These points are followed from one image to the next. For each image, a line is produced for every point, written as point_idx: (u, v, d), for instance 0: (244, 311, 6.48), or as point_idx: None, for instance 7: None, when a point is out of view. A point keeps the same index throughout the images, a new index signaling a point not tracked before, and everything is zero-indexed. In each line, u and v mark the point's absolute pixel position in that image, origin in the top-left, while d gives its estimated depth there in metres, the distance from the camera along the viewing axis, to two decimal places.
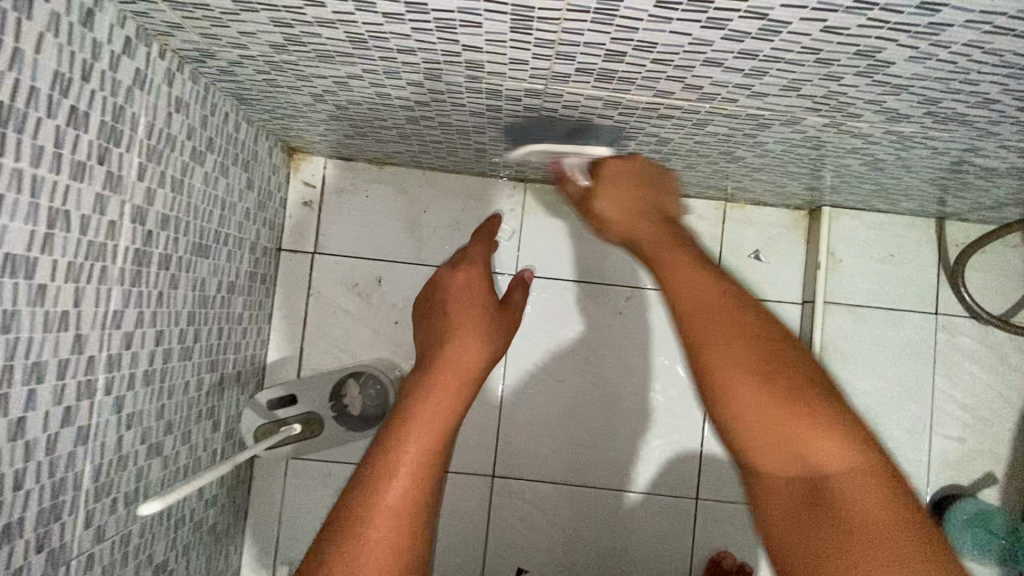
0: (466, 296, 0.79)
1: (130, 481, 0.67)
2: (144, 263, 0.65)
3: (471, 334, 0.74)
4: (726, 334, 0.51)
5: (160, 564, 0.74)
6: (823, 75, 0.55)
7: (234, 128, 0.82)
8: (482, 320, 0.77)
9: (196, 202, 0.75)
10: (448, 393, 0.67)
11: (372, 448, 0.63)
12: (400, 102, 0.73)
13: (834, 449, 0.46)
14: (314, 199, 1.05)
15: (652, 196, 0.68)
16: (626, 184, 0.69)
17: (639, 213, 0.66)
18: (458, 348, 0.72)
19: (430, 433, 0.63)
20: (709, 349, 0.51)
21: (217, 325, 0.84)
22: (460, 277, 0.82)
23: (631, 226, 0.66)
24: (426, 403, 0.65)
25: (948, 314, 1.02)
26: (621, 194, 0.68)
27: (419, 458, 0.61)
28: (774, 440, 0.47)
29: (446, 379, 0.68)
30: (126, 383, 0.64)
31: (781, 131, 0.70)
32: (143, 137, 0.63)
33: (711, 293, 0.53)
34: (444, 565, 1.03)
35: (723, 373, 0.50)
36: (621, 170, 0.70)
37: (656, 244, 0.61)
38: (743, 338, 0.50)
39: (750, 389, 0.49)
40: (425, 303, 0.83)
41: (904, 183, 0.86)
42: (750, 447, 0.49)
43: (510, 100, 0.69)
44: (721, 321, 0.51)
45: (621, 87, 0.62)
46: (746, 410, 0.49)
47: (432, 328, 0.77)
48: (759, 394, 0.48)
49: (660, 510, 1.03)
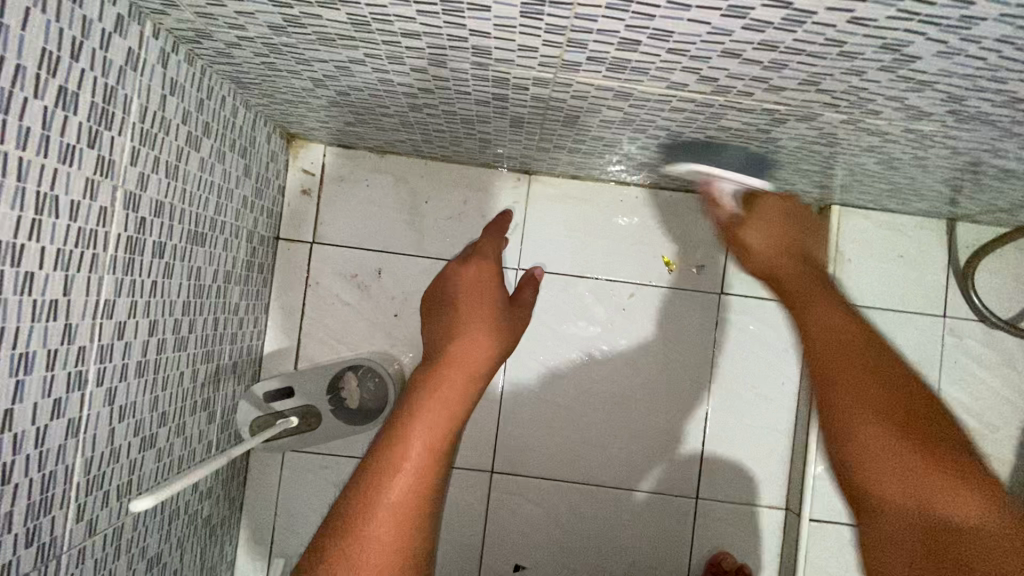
0: (475, 291, 0.77)
1: (123, 473, 0.65)
2: (136, 251, 0.63)
3: (479, 330, 0.73)
4: (855, 382, 0.58)
5: (153, 557, 0.73)
6: (845, 69, 0.53)
7: (231, 112, 0.80)
8: (490, 316, 0.75)
9: (192, 188, 0.73)
10: (456, 388, 0.67)
11: (376, 444, 0.63)
12: (403, 88, 0.71)
13: (959, 495, 0.50)
14: (314, 187, 1.03)
15: (801, 235, 0.74)
16: (776, 219, 0.74)
17: (783, 252, 0.71)
18: (466, 343, 0.71)
19: (439, 428, 0.63)
20: (841, 394, 0.59)
21: (213, 315, 0.82)
22: (470, 271, 0.80)
23: (778, 264, 0.71)
24: (435, 397, 0.65)
25: (955, 317, 1.01)
26: (765, 228, 0.73)
27: (424, 452, 0.62)
28: (897, 480, 0.53)
29: (454, 374, 0.68)
30: (119, 374, 0.63)
31: (795, 126, 0.68)
32: (136, 120, 0.61)
33: (861, 341, 0.61)
34: (440, 560, 1.02)
35: (851, 415, 0.57)
36: (774, 206, 0.75)
37: (800, 287, 0.68)
38: (868, 383, 0.58)
39: (875, 431, 0.56)
40: (433, 298, 0.81)
41: (917, 183, 0.84)
42: (865, 485, 0.55)
43: (518, 89, 0.66)
44: (876, 367, 0.59)
45: (633, 78, 0.59)
46: (863, 447, 0.56)
47: (440, 322, 0.76)
48: (887, 440, 0.55)
49: (660, 509, 1.02)
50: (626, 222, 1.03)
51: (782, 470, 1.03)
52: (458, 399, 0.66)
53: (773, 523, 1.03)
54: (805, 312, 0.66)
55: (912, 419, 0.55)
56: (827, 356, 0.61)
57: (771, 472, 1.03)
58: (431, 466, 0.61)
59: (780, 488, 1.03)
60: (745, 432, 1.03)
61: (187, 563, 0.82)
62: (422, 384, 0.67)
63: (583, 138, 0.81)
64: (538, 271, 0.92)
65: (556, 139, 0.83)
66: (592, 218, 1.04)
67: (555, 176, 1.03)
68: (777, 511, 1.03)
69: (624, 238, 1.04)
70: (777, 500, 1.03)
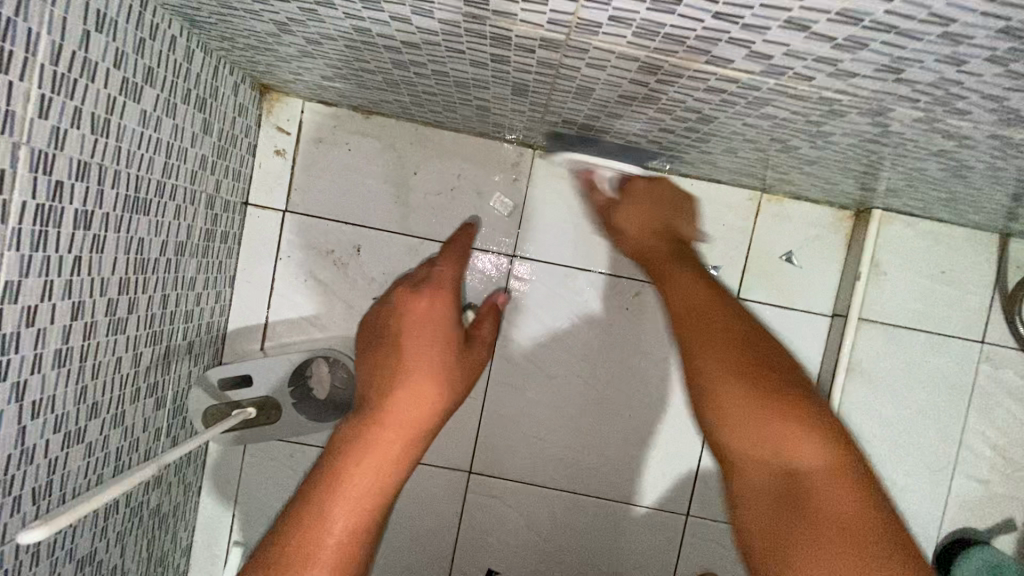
0: (424, 331, 0.73)
1: (42, 474, 0.57)
2: (49, 222, 0.53)
3: (427, 376, 0.70)
4: (727, 340, 0.63)
5: (83, 558, 0.66)
6: (943, 56, 0.41)
7: (185, 57, 0.67)
8: (441, 360, 0.72)
9: (128, 146, 0.61)
10: (387, 456, 0.66)
11: (292, 510, 0.63)
12: (383, 40, 0.59)
13: (810, 443, 0.56)
14: (288, 148, 0.91)
15: (668, 217, 0.79)
16: (643, 204, 0.78)
17: (648, 231, 0.78)
18: (408, 402, 0.68)
19: (361, 509, 0.63)
20: (697, 354, 0.63)
21: (160, 292, 0.72)
22: (422, 306, 0.75)
23: (647, 244, 0.78)
24: (359, 475, 0.64)
25: (994, 344, 0.90)
26: (637, 210, 0.78)
27: (345, 532, 0.62)
28: (760, 424, 0.58)
29: (387, 442, 0.66)
30: (30, 366, 0.54)
31: (856, 121, 0.56)
32: (46, 62, 0.49)
33: (716, 312, 0.65)
34: (410, 560, 0.96)
35: (715, 381, 0.61)
36: (649, 188, 0.79)
37: (663, 267, 0.74)
38: (725, 340, 0.63)
39: (737, 393, 0.59)
40: (378, 326, 0.77)
41: (981, 195, 0.72)
42: (727, 431, 0.60)
43: (521, 51, 0.54)
44: (715, 327, 0.64)
45: (666, 47, 0.47)
46: (726, 408, 0.60)
47: (381, 359, 0.72)
48: (739, 393, 0.59)
49: (647, 524, 0.96)
50: None
51: None
52: (385, 470, 0.65)
53: None
54: (672, 286, 0.71)
55: (771, 376, 0.60)
56: (693, 324, 0.66)
57: None
58: (352, 546, 0.62)
59: None
60: None
61: (130, 557, 0.76)
62: (350, 451, 0.65)
63: (596, 114, 0.69)
64: (496, 296, 0.89)
65: (564, 113, 0.71)
66: None
67: None
68: None
69: None
70: None
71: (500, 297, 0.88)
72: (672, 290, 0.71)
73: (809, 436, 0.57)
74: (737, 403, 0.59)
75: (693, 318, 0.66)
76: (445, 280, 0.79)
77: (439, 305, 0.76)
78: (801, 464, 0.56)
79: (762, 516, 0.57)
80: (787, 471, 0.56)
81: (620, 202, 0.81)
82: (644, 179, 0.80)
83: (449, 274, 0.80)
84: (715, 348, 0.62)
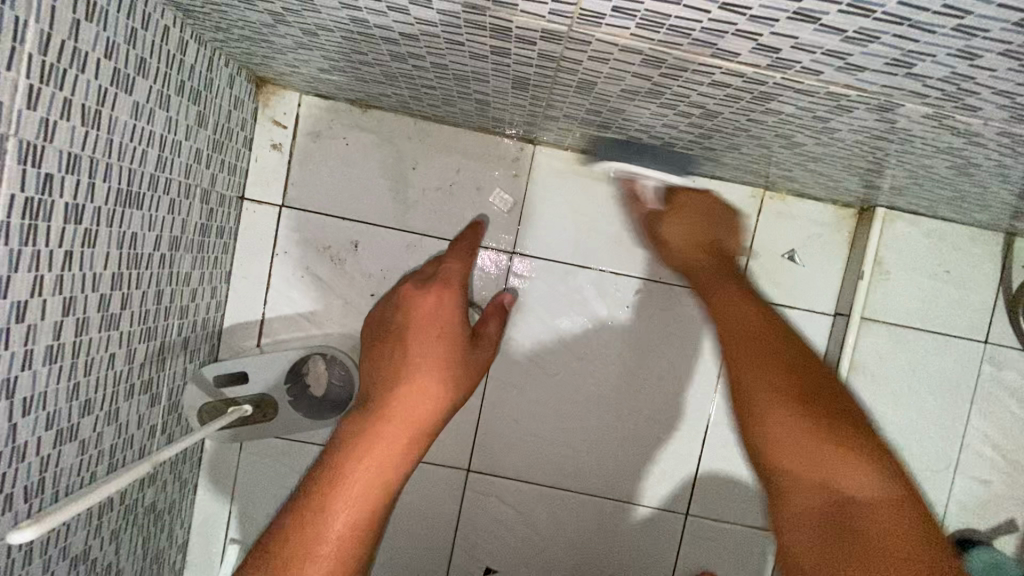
0: (431, 326, 0.74)
1: (34, 472, 0.56)
2: (39, 216, 0.51)
3: (431, 371, 0.70)
4: (770, 365, 0.65)
5: (76, 556, 0.65)
6: (956, 49, 0.40)
7: (178, 48, 0.66)
8: (447, 355, 0.72)
9: (121, 139, 0.60)
10: (392, 448, 0.65)
11: (292, 505, 0.62)
12: (380, 32, 0.57)
13: (861, 472, 0.56)
14: (285, 142, 0.90)
15: (713, 233, 0.83)
16: (693, 219, 0.82)
17: (699, 247, 0.81)
18: (414, 393, 0.68)
19: (365, 500, 0.62)
20: (749, 380, 0.65)
21: (154, 288, 0.71)
22: (429, 302, 0.76)
23: (693, 260, 0.80)
24: (363, 468, 0.63)
25: (997, 345, 0.90)
26: (679, 224, 0.82)
27: (347, 526, 0.61)
28: (810, 455, 0.58)
29: (392, 432, 0.66)
30: (21, 362, 0.53)
31: (863, 117, 0.55)
32: (34, 52, 0.47)
33: (762, 335, 0.68)
34: (407, 558, 0.95)
35: (765, 406, 0.62)
36: (688, 201, 0.83)
37: (710, 290, 0.76)
38: (777, 366, 0.64)
39: (784, 416, 0.61)
40: (385, 324, 0.77)
41: (988, 193, 0.71)
42: (775, 455, 0.60)
43: (522, 43, 0.53)
44: (760, 359, 0.65)
45: (670, 39, 0.46)
46: (775, 431, 0.61)
47: (386, 355, 0.72)
48: (790, 416, 0.60)
49: (646, 523, 0.95)
50: None
51: None
52: (389, 464, 0.65)
53: (766, 546, 0.96)
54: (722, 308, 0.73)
55: (824, 409, 0.60)
56: (741, 348, 0.68)
57: None
58: (354, 539, 0.61)
59: None
60: None
61: (125, 555, 0.75)
62: (355, 441, 0.64)
63: (598, 109, 0.68)
64: (506, 297, 0.89)
65: (565, 108, 0.70)
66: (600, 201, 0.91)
67: (561, 148, 0.90)
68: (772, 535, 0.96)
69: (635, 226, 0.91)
70: None
71: (507, 299, 0.88)
72: (725, 315, 0.73)
73: (874, 470, 0.56)
74: (783, 426, 0.60)
75: (746, 340, 0.68)
76: (452, 278, 0.80)
77: (446, 302, 0.76)
78: (852, 493, 0.56)
79: (808, 535, 0.56)
80: (834, 496, 0.56)
81: (665, 214, 0.84)
82: (691, 193, 0.84)
83: (456, 273, 0.81)
84: (764, 372, 0.64)
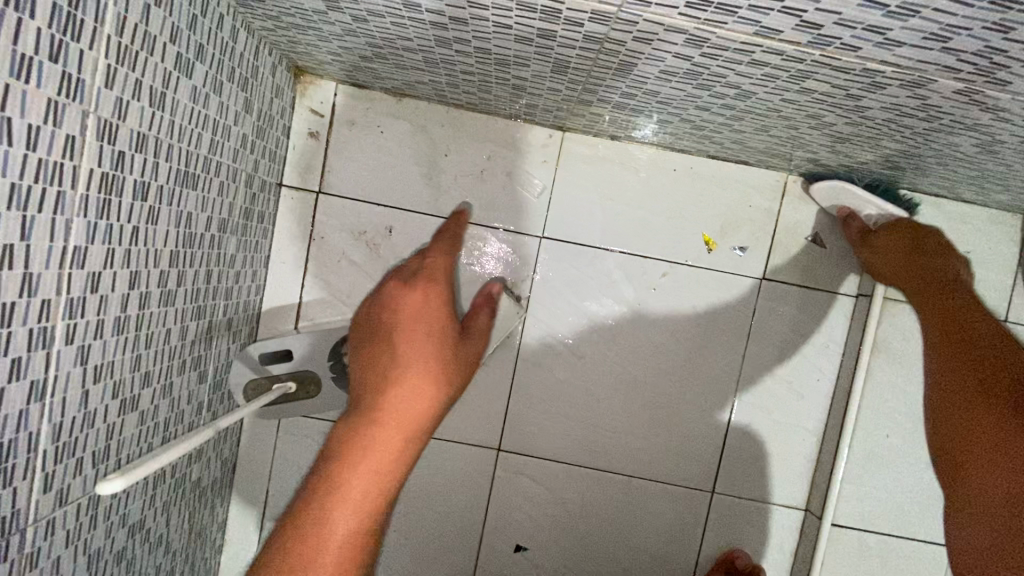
0: (418, 328, 0.68)
1: (101, 438, 0.59)
2: (112, 191, 0.54)
3: (421, 376, 0.66)
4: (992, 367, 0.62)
5: (134, 524, 0.67)
6: (990, 22, 0.42)
7: (231, 35, 0.69)
8: (435, 356, 0.68)
9: (181, 121, 0.63)
10: (381, 461, 0.63)
11: (290, 515, 0.62)
12: (431, 16, 0.60)
13: None
14: (322, 131, 0.92)
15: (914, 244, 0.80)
16: (902, 242, 0.81)
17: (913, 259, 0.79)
18: (400, 403, 0.65)
19: (363, 512, 0.62)
20: (955, 393, 0.64)
21: (204, 267, 0.74)
22: (414, 301, 0.70)
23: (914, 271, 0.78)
24: (357, 483, 0.62)
25: (1017, 324, 0.92)
26: (901, 254, 0.80)
27: (347, 538, 0.61)
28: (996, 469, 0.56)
29: (380, 447, 0.63)
30: (94, 331, 0.55)
31: (895, 94, 0.57)
32: (112, 33, 0.50)
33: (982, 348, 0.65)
34: (439, 535, 0.98)
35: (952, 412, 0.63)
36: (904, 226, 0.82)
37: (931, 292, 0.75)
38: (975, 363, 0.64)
39: (981, 427, 0.59)
40: (369, 320, 0.72)
41: (1009, 171, 0.73)
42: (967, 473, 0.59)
43: (570, 24, 0.55)
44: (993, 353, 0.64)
45: (716, 18, 0.49)
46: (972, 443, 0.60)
47: (374, 356, 0.68)
48: (994, 428, 0.58)
49: (672, 499, 0.97)
50: (665, 193, 0.94)
51: (808, 469, 0.97)
52: (385, 476, 0.63)
53: (790, 523, 0.98)
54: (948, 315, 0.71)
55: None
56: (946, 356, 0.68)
57: (796, 472, 0.97)
58: (353, 552, 0.61)
59: (801, 489, 0.97)
60: (773, 428, 0.96)
61: (174, 527, 0.78)
62: (345, 455, 0.63)
63: (634, 91, 0.70)
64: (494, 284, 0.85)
65: (602, 91, 0.72)
66: (628, 186, 0.94)
67: (590, 134, 0.92)
68: (796, 511, 0.98)
69: (662, 210, 0.94)
70: (797, 500, 0.97)
71: (497, 285, 0.85)
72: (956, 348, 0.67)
73: None
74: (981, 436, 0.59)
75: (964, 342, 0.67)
76: (438, 271, 0.74)
77: (433, 298, 0.71)
78: None
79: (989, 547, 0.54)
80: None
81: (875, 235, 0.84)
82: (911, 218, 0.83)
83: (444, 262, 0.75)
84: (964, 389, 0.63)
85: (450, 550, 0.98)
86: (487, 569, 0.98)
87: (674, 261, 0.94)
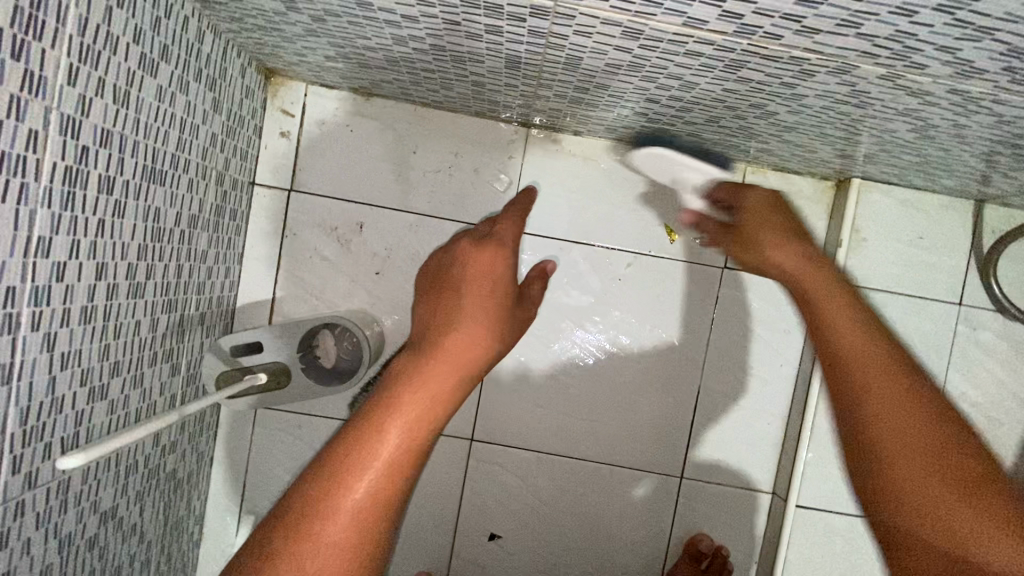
0: (488, 270, 0.71)
1: (70, 423, 0.61)
2: (76, 184, 0.56)
3: (489, 309, 0.69)
4: (893, 389, 0.56)
5: (106, 511, 0.69)
6: (894, 9, 0.45)
7: (196, 37, 0.71)
8: (502, 295, 0.71)
9: (146, 119, 0.65)
10: (446, 381, 0.62)
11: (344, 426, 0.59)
12: (384, 15, 0.63)
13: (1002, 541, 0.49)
14: (293, 130, 0.95)
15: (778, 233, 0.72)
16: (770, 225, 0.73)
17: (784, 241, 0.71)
18: (468, 329, 0.67)
19: (420, 425, 0.59)
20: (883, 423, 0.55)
21: (174, 262, 0.76)
22: (486, 250, 0.73)
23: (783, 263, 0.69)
24: (419, 393, 0.60)
25: (972, 306, 0.95)
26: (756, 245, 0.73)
27: (400, 449, 0.57)
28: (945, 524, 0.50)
29: (449, 362, 0.64)
30: (59, 320, 0.57)
31: (826, 80, 0.60)
32: (73, 32, 0.52)
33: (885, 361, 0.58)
34: (413, 525, 0.99)
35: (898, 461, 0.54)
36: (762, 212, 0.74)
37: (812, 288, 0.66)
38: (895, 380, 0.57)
39: (924, 473, 0.52)
40: (438, 269, 0.75)
41: (950, 156, 0.76)
42: (909, 528, 0.52)
43: (513, 20, 0.58)
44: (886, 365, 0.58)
45: (645, 10, 0.51)
46: (916, 496, 0.52)
47: (443, 294, 0.71)
48: (925, 477, 0.52)
49: (642, 485, 0.99)
50: (627, 186, 0.96)
51: (775, 451, 0.99)
52: (445, 393, 0.62)
53: (758, 507, 1.00)
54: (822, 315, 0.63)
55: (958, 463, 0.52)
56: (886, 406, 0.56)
57: (763, 455, 0.99)
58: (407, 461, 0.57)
59: (768, 473, 0.99)
60: (739, 413, 0.99)
61: (148, 517, 0.80)
62: (413, 370, 0.62)
63: (586, 85, 0.73)
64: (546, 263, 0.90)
65: (556, 86, 0.75)
66: (593, 178, 0.96)
67: (554, 130, 0.96)
68: (764, 495, 1.00)
69: (627, 202, 0.97)
70: (764, 484, 0.99)
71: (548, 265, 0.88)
72: (875, 380, 0.57)
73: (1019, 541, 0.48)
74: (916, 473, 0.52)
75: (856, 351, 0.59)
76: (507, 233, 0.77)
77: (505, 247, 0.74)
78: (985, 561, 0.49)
79: None
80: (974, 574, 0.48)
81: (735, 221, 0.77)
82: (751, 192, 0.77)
83: (512, 232, 0.77)
84: (896, 414, 0.55)
85: (425, 539, 1.00)
86: (462, 558, 1.00)
87: (640, 252, 0.97)
